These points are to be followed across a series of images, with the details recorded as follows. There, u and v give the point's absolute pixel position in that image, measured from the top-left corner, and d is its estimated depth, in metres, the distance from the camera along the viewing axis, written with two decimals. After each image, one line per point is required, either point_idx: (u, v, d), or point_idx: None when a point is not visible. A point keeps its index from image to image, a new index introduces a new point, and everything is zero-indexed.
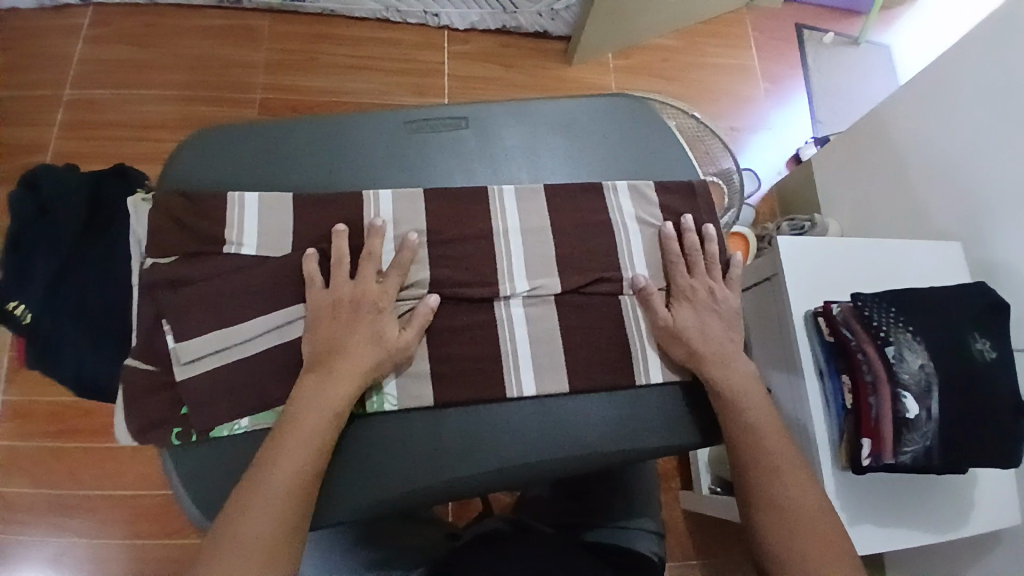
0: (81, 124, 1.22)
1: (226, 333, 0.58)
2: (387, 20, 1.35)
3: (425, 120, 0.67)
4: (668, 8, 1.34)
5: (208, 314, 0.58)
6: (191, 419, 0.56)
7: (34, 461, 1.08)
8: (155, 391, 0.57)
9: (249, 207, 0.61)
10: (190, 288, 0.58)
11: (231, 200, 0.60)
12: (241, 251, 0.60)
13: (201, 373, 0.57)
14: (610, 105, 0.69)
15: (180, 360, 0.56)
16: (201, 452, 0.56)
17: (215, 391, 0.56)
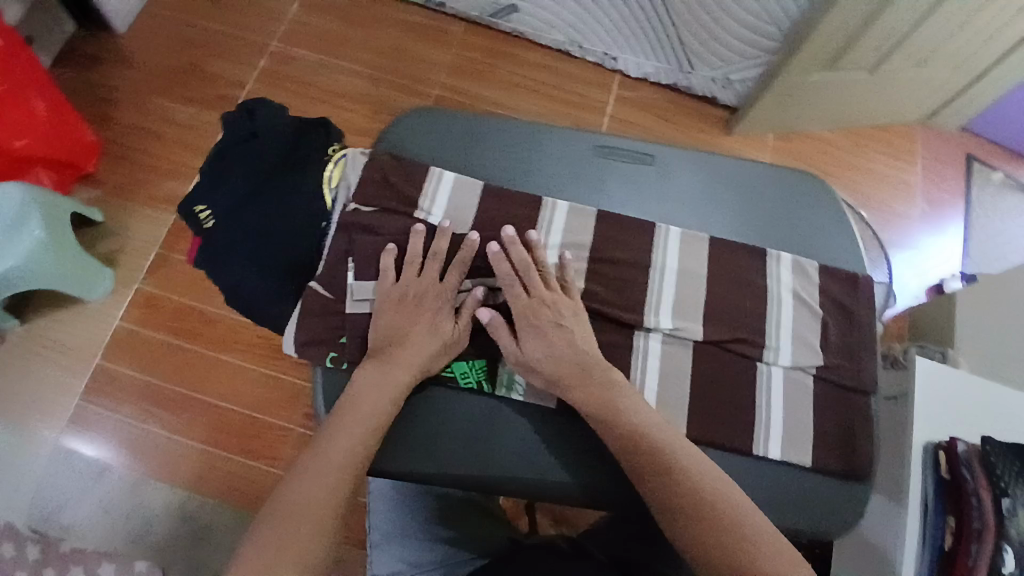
0: (278, 74, 1.35)
1: (396, 285, 0.64)
2: (566, 51, 1.42)
3: (615, 148, 0.70)
4: (843, 105, 1.33)
5: (386, 264, 0.64)
6: (347, 348, 0.63)
7: (149, 352, 1.18)
8: (323, 315, 0.63)
9: (444, 183, 0.68)
10: (377, 237, 0.65)
11: (433, 173, 0.68)
12: (428, 218, 0.66)
13: (367, 312, 0.64)
14: (792, 181, 0.71)
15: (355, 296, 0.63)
16: (342, 380, 0.63)
17: (373, 332, 0.63)
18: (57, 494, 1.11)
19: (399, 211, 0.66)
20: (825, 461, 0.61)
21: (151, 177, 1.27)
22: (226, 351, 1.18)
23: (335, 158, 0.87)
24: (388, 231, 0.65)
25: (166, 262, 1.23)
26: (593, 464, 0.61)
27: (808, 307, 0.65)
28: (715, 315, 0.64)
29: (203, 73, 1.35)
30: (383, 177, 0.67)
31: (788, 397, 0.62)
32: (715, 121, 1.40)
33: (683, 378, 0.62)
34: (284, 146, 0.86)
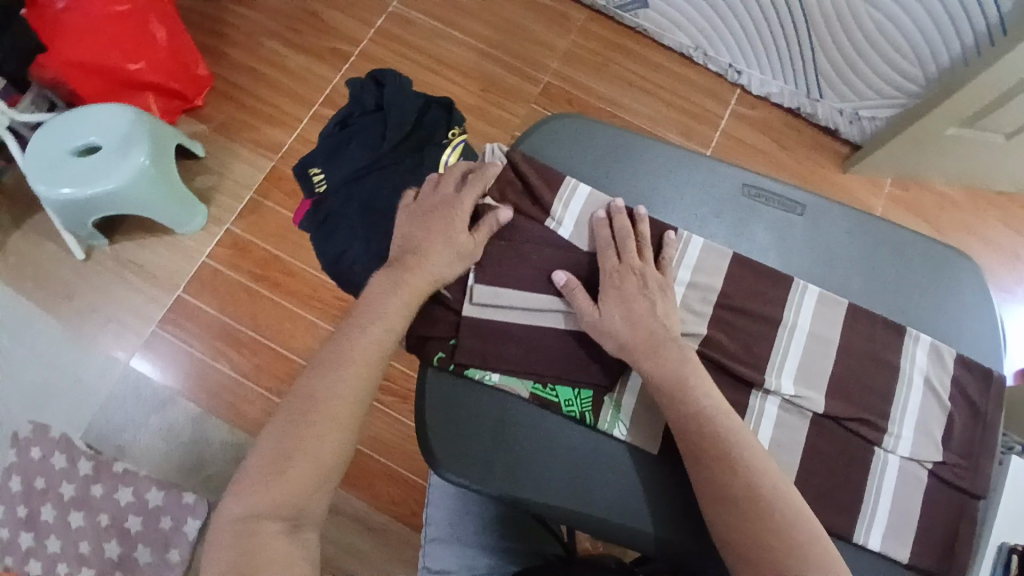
0: (394, 35, 1.34)
1: (517, 295, 0.63)
2: (689, 57, 1.36)
3: (761, 191, 0.67)
4: (973, 163, 1.25)
5: (510, 272, 0.64)
6: (456, 352, 0.62)
7: (229, 292, 1.20)
8: (443, 317, 0.64)
9: (577, 196, 0.66)
10: (504, 242, 0.64)
11: (568, 183, 0.66)
12: (558, 229, 0.65)
13: (482, 317, 0.63)
14: (946, 257, 0.66)
15: (473, 299, 0.63)
16: (451, 383, 0.62)
17: (487, 339, 0.62)
18: (118, 418, 1.15)
19: (530, 217, 0.66)
20: (928, 563, 0.57)
21: (255, 119, 1.28)
22: (300, 306, 1.19)
23: (455, 142, 0.85)
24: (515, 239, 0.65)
25: (256, 207, 1.24)
26: (682, 516, 0.59)
27: (937, 396, 0.61)
28: (842, 387, 0.60)
29: (319, 22, 1.34)
30: (522, 180, 0.67)
31: (901, 488, 0.58)
32: (831, 154, 1.33)
33: (795, 449, 0.58)
34: (408, 124, 0.84)
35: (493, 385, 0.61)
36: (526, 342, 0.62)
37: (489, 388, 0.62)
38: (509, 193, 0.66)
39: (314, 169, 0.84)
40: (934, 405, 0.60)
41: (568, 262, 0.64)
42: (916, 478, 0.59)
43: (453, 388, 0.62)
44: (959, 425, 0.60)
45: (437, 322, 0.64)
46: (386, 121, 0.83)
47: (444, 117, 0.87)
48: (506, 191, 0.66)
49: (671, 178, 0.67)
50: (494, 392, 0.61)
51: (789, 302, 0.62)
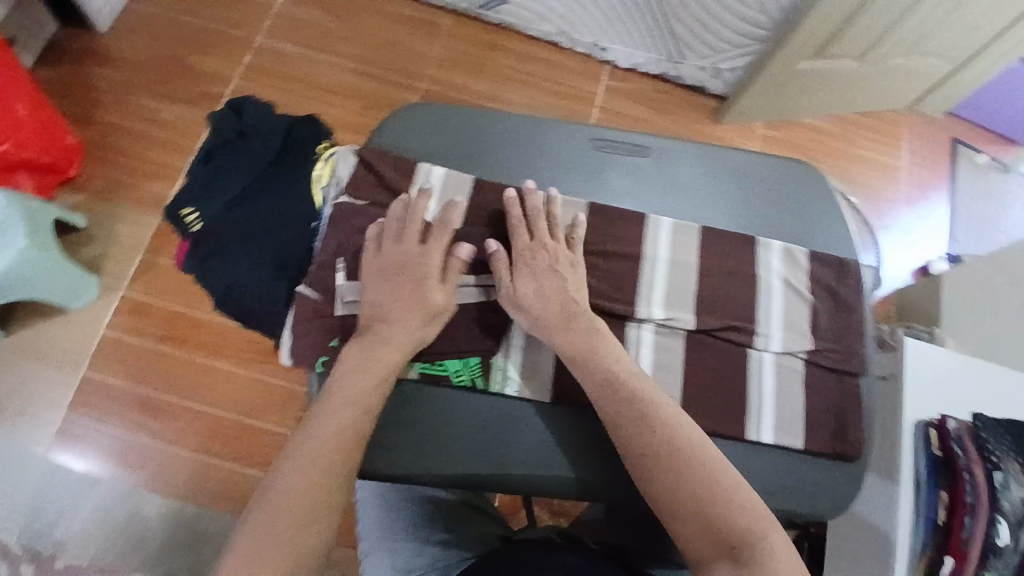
0: (264, 71, 1.34)
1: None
2: (556, 43, 1.41)
3: (607, 141, 0.71)
4: (832, 92, 1.34)
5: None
6: (338, 353, 0.64)
7: (139, 357, 1.17)
8: (315, 321, 0.64)
9: (433, 179, 0.68)
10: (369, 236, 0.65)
11: (423, 168, 0.68)
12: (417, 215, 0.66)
13: (357, 313, 0.64)
14: (785, 169, 0.71)
15: (345, 298, 0.64)
16: None
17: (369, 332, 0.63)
18: (46, 512, 1.09)
19: (392, 207, 0.67)
20: (817, 446, 0.61)
21: (136, 179, 1.26)
22: (216, 356, 1.18)
23: (324, 155, 0.86)
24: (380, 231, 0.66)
25: (153, 267, 1.21)
26: (572, 454, 0.64)
27: (796, 292, 0.65)
28: (711, 305, 0.64)
29: (185, 71, 1.33)
30: (376, 173, 0.68)
31: (780, 384, 0.62)
32: (705, 110, 1.40)
33: (675, 370, 0.62)
34: (276, 145, 0.84)
35: None
36: None
37: None
38: (366, 187, 0.68)
39: (185, 208, 0.80)
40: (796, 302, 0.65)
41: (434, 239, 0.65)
42: (791, 371, 0.63)
43: None
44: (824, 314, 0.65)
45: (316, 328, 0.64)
46: (252, 147, 0.83)
47: (313, 134, 0.88)
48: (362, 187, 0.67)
49: (522, 144, 0.70)
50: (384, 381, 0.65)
51: (651, 238, 0.66)
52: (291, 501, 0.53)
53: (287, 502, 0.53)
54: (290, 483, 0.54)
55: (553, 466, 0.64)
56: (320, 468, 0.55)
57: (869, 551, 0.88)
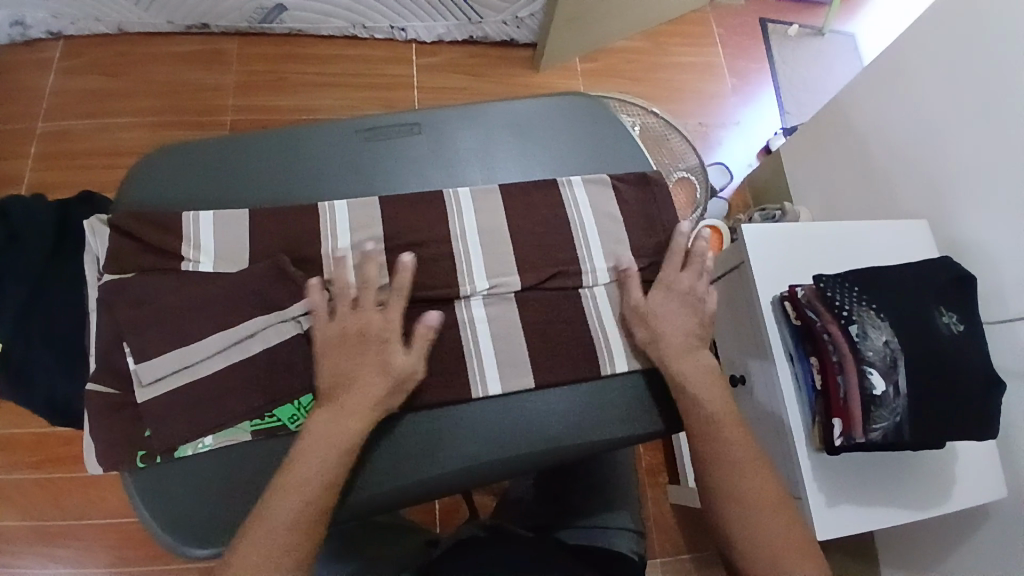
0: (55, 155, 1.23)
1: (188, 351, 0.59)
2: (354, 37, 1.36)
3: (378, 129, 0.68)
4: (631, 9, 1.36)
5: (171, 333, 0.60)
6: (153, 440, 0.58)
7: (15, 495, 1.07)
8: (119, 414, 0.59)
9: (207, 225, 0.63)
10: (149, 306, 0.60)
11: (189, 219, 0.63)
12: (199, 267, 0.62)
13: (163, 391, 0.59)
14: (560, 105, 0.72)
15: (143, 381, 0.58)
16: (162, 472, 0.59)
17: (181, 408, 0.58)
18: None
19: (165, 270, 0.62)
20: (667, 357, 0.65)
21: None
22: None
23: None
24: (160, 300, 0.60)
25: None
26: (477, 437, 0.61)
27: (610, 217, 0.68)
28: (525, 258, 0.65)
29: None
30: (138, 239, 0.62)
31: (618, 311, 0.66)
32: (522, 61, 1.39)
33: (514, 331, 0.63)
34: (52, 237, 0.78)
35: (211, 447, 0.59)
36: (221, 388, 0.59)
37: (209, 451, 0.59)
38: (131, 257, 0.62)
39: None
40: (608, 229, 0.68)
41: (223, 289, 0.61)
42: (625, 295, 0.66)
43: (165, 476, 0.59)
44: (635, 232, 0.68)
45: (127, 419, 0.59)
46: (25, 248, 0.75)
47: (90, 212, 0.81)
48: (127, 260, 0.61)
49: (291, 157, 0.67)
50: (215, 454, 0.59)
51: (455, 215, 0.66)
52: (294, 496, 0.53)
53: (296, 501, 0.53)
54: (287, 502, 0.53)
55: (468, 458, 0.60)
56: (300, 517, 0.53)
57: (771, 436, 0.88)
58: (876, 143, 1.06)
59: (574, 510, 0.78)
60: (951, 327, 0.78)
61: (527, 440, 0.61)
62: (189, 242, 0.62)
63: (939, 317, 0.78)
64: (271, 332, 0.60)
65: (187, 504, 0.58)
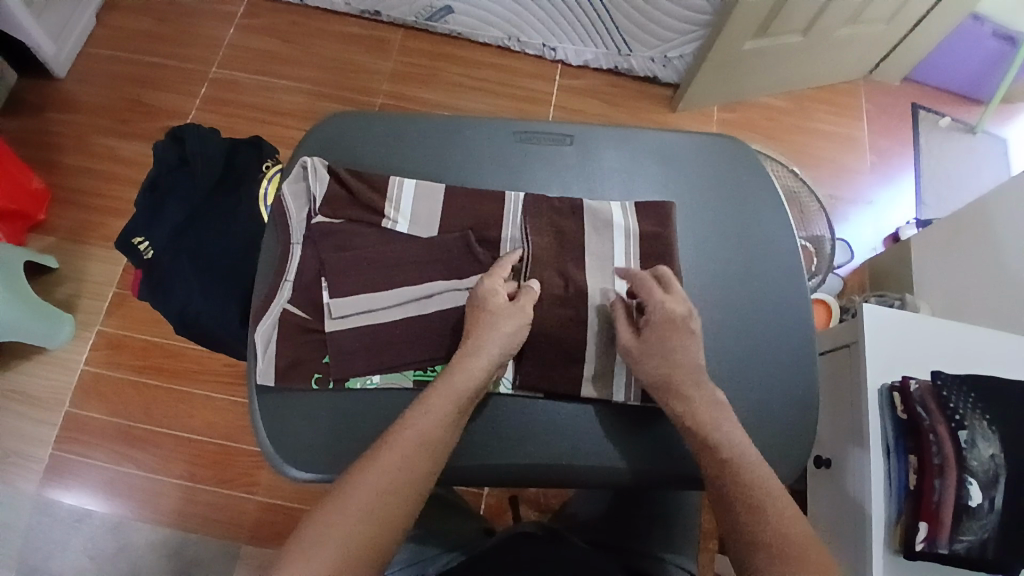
0: (221, 100, 1.36)
1: (374, 296, 0.63)
2: (507, 48, 1.43)
3: (532, 133, 0.72)
4: (782, 68, 1.35)
5: (361, 278, 0.63)
6: (331, 368, 0.62)
7: (115, 390, 1.17)
8: (302, 337, 0.63)
9: (407, 188, 0.67)
10: (348, 251, 0.64)
11: (395, 181, 0.66)
12: (396, 227, 0.65)
13: (348, 328, 0.62)
14: (709, 146, 0.73)
15: (333, 314, 0.62)
16: (308, 400, 0.62)
17: (358, 347, 0.62)
18: (40, 548, 1.09)
19: (367, 223, 0.65)
20: (800, 413, 0.65)
21: (100, 216, 1.27)
22: (193, 383, 1.17)
23: (270, 173, 0.86)
24: (357, 246, 0.64)
25: (124, 300, 1.22)
26: (573, 442, 0.62)
27: (771, 266, 0.70)
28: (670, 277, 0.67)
29: (142, 107, 1.35)
30: (345, 188, 0.66)
31: (765, 358, 0.67)
32: (659, 99, 1.41)
33: None
34: (219, 169, 0.86)
35: (377, 386, 0.62)
36: (398, 336, 0.62)
37: (375, 390, 0.62)
38: (340, 205, 0.66)
39: (137, 237, 0.81)
40: (774, 279, 0.69)
41: (418, 249, 0.64)
42: (774, 344, 0.67)
43: (299, 405, 0.62)
44: (757, 290, 0.69)
45: (304, 346, 0.63)
46: (195, 173, 0.85)
47: (255, 153, 0.89)
48: (336, 205, 0.65)
49: (451, 143, 0.71)
50: (379, 393, 0.62)
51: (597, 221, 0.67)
52: (396, 468, 0.52)
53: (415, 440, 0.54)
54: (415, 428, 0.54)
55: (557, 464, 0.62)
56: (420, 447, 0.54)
57: (849, 525, 0.83)
58: (1001, 252, 1.00)
59: (632, 532, 0.77)
60: None
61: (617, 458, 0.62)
62: (390, 199, 0.66)
63: None
64: (447, 296, 0.64)
65: (314, 435, 0.61)
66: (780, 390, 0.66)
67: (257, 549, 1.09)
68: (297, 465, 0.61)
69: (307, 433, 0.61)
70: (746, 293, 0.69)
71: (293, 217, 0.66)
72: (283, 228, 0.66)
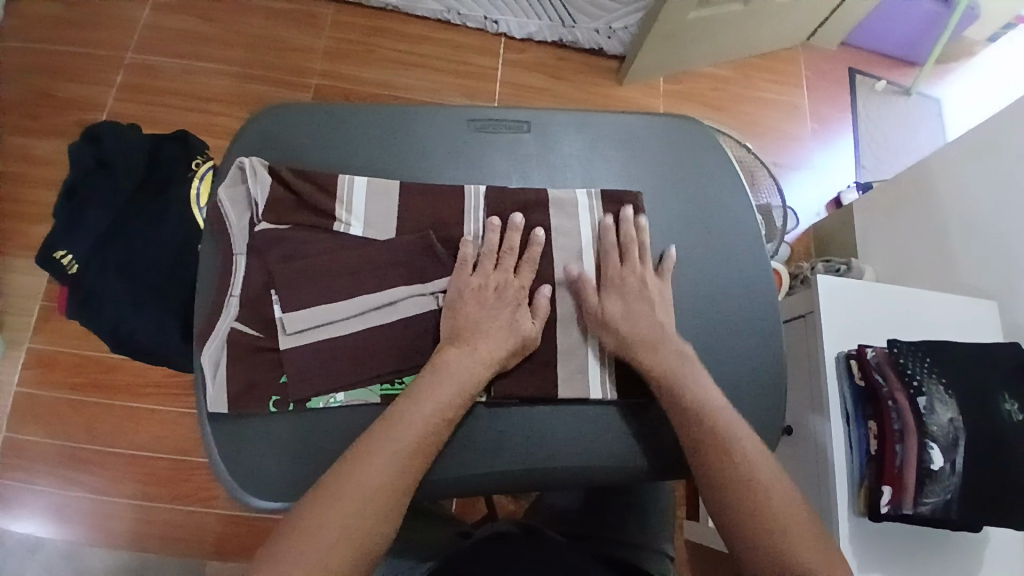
0: (140, 87, 1.25)
1: (331, 308, 0.59)
2: (447, 21, 1.37)
3: (486, 120, 0.68)
4: (727, 37, 1.35)
5: (315, 287, 0.59)
6: (288, 389, 0.58)
7: (48, 410, 1.08)
8: (254, 357, 0.58)
9: (358, 188, 0.62)
10: (298, 260, 0.59)
11: (344, 181, 0.62)
12: (349, 230, 0.61)
13: (305, 344, 0.58)
14: (667, 126, 0.71)
15: (287, 330, 0.58)
16: (265, 425, 0.58)
17: (317, 363, 0.58)
18: None
19: (315, 228, 0.61)
20: (771, 394, 0.66)
21: (12, 222, 1.16)
22: (135, 396, 1.10)
23: (199, 171, 0.77)
24: (307, 253, 0.60)
25: (48, 313, 1.12)
26: (554, 444, 0.61)
27: (733, 247, 0.69)
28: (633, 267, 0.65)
29: (50, 98, 1.23)
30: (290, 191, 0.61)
31: (734, 341, 0.66)
32: (606, 72, 1.39)
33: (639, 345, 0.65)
34: (141, 169, 0.78)
35: (342, 405, 0.58)
36: (359, 349, 0.59)
37: (340, 408, 0.58)
38: (285, 210, 0.61)
39: (54, 251, 0.73)
40: (739, 260, 0.69)
41: (374, 254, 0.60)
42: (742, 326, 0.67)
43: (255, 431, 0.58)
44: (722, 272, 0.68)
45: (257, 367, 0.58)
46: (113, 174, 0.77)
47: (182, 149, 0.82)
48: (282, 209, 0.60)
49: (400, 134, 0.67)
50: (345, 412, 0.58)
51: (560, 217, 0.65)
52: (346, 516, 0.49)
53: (369, 483, 0.51)
54: (370, 469, 0.51)
55: (540, 470, 0.60)
56: (377, 489, 0.51)
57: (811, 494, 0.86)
58: (945, 214, 1.03)
59: (606, 521, 0.77)
60: (1013, 415, 0.73)
61: (601, 458, 0.61)
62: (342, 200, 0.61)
63: (1001, 402, 0.74)
64: (410, 303, 0.60)
65: (275, 461, 0.58)
66: (750, 374, 0.66)
67: (221, 564, 1.04)
68: (255, 493, 0.57)
69: (267, 461, 0.58)
70: (710, 276, 0.68)
71: (234, 227, 0.61)
72: (225, 239, 0.61)
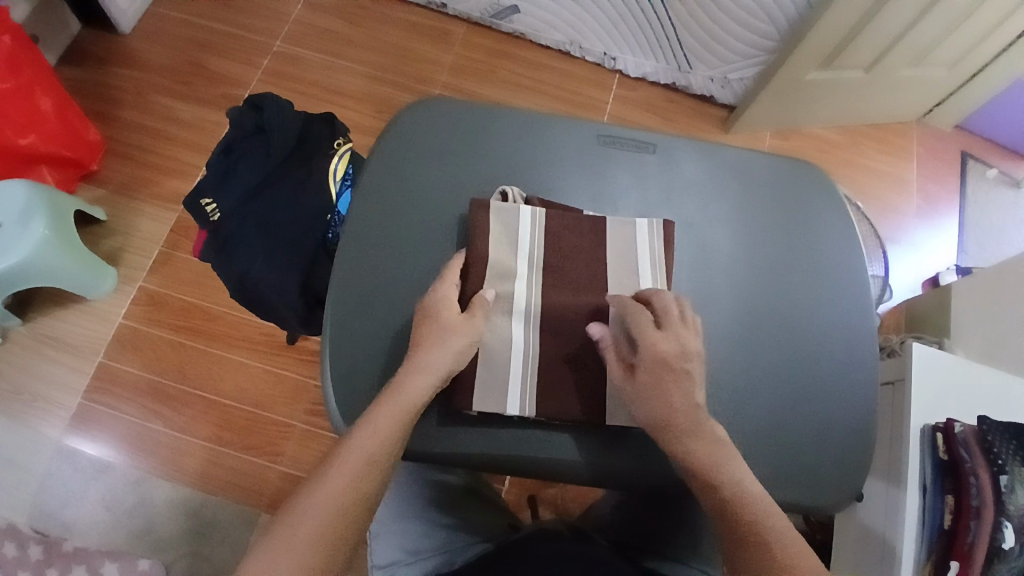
0: (284, 74, 1.37)
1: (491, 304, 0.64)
2: (567, 52, 1.44)
3: (617, 138, 0.73)
4: (838, 102, 1.36)
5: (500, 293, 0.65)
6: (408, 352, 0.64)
7: (151, 346, 1.18)
8: (383, 315, 0.66)
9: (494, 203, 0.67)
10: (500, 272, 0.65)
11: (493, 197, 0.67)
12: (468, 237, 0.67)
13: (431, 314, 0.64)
14: (790, 169, 0.74)
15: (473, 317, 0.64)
16: (378, 377, 0.64)
17: None
18: (58, 494, 1.10)
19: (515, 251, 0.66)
20: (858, 445, 0.66)
21: (154, 174, 1.28)
22: (229, 348, 1.18)
23: (341, 151, 0.88)
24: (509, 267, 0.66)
25: (169, 259, 1.23)
26: (588, 446, 0.63)
27: (837, 297, 0.70)
28: (738, 301, 0.69)
29: (204, 72, 1.37)
30: (507, 225, 0.66)
31: (826, 386, 0.67)
32: (713, 119, 1.43)
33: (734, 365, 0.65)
34: (292, 141, 0.87)
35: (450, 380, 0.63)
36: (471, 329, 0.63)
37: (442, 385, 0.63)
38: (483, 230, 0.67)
39: (206, 198, 0.83)
40: (843, 312, 0.70)
41: (564, 276, 0.66)
42: (836, 376, 0.68)
43: (366, 378, 0.64)
44: (819, 315, 0.69)
45: (383, 323, 0.65)
46: (269, 141, 0.85)
47: (328, 130, 0.90)
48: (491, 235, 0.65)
49: (537, 139, 0.73)
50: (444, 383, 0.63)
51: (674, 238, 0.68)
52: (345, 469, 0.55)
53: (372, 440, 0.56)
54: (371, 427, 0.56)
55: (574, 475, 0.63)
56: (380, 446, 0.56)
57: (873, 554, 0.85)
58: None
59: (657, 535, 0.76)
60: None
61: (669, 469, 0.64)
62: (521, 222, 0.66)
63: None
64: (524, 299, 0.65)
65: None
66: (832, 416, 0.66)
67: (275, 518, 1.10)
68: None
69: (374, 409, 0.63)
70: (809, 317, 0.69)
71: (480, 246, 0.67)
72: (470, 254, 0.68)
